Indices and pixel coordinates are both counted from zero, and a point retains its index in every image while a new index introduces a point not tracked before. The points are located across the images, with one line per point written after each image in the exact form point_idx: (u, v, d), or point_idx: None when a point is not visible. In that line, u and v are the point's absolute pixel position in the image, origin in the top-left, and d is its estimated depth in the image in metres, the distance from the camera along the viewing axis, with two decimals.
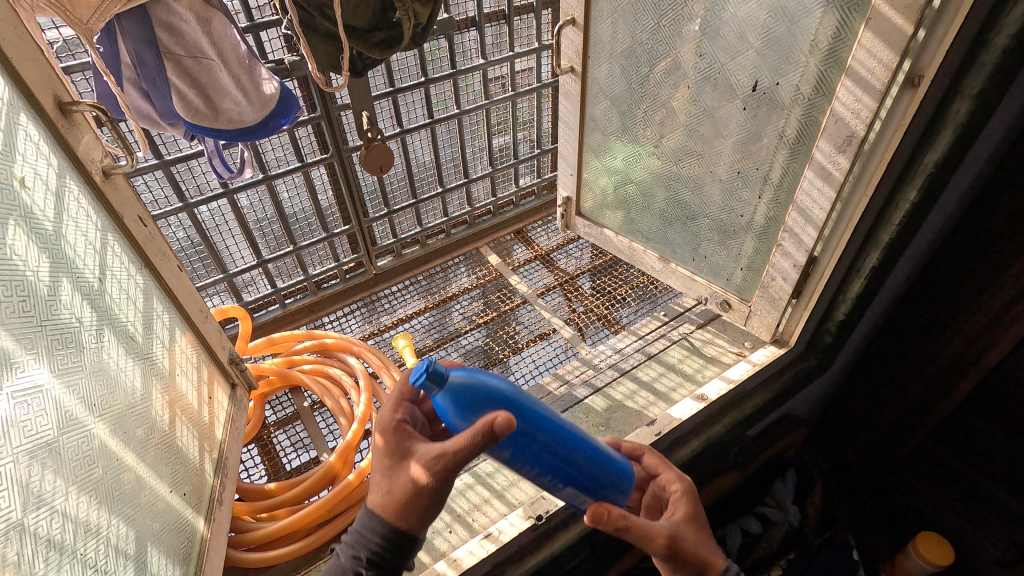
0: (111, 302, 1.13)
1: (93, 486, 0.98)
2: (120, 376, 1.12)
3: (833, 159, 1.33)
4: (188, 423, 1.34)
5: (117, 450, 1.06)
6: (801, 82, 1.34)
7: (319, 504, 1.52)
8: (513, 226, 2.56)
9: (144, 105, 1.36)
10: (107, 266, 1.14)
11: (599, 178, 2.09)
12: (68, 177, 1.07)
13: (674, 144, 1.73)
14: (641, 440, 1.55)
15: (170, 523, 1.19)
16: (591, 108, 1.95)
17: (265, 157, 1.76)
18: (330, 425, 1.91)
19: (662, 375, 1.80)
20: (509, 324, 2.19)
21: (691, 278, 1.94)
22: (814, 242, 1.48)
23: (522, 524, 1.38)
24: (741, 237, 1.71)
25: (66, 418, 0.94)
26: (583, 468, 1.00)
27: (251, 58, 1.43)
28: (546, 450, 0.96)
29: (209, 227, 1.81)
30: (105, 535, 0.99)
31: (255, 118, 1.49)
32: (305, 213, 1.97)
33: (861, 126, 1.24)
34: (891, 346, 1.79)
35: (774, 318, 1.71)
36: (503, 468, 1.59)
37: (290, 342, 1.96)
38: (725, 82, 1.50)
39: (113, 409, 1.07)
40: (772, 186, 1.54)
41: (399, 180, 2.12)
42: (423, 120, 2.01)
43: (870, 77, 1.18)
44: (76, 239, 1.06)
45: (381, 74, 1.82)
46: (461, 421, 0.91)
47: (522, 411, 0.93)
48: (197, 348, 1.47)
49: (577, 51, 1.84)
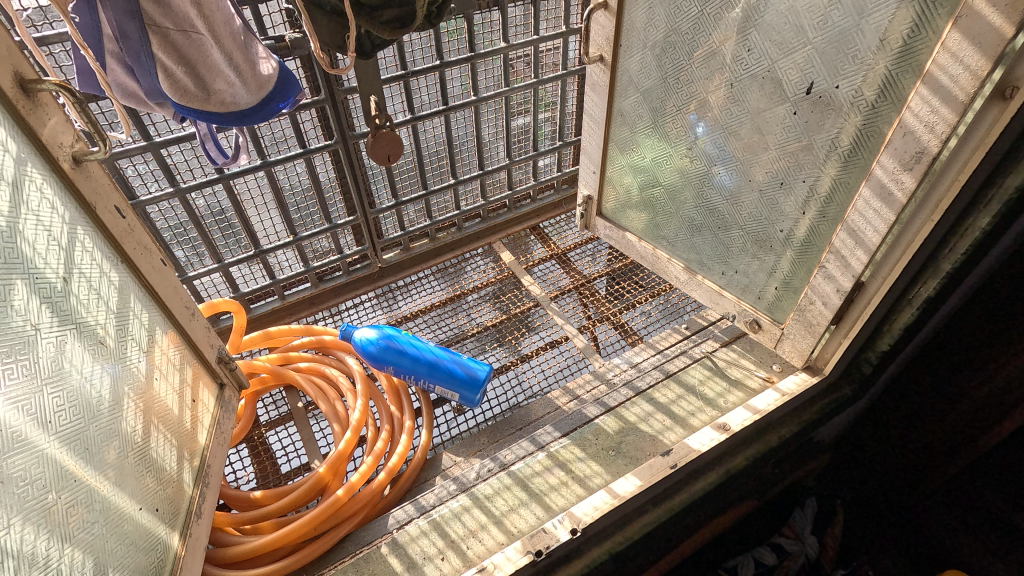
0: (76, 303, 1.03)
1: (41, 514, 0.88)
2: (83, 385, 1.01)
3: (896, 177, 1.17)
4: (165, 431, 1.24)
5: (74, 469, 0.96)
6: (863, 86, 1.17)
7: (306, 519, 1.42)
8: (530, 221, 2.42)
9: (127, 82, 1.24)
10: (73, 264, 1.03)
11: (624, 177, 1.92)
12: (29, 164, 0.95)
13: (709, 145, 1.57)
14: (655, 472, 1.43)
15: (137, 543, 1.11)
16: (620, 101, 1.77)
17: (264, 142, 1.64)
18: (325, 428, 1.81)
19: (681, 398, 1.66)
20: (519, 328, 2.06)
21: (718, 293, 1.78)
22: (864, 267, 1.32)
23: (519, 561, 1.27)
24: (778, 252, 1.55)
25: (11, 439, 0.84)
26: (454, 380, 1.70)
27: (246, 34, 1.30)
28: (421, 365, 1.71)
29: (203, 213, 1.70)
30: (55, 567, 0.89)
31: (251, 100, 1.36)
32: (307, 199, 1.84)
33: (935, 142, 1.08)
34: (939, 378, 1.63)
35: (809, 345, 1.56)
36: (503, 491, 1.48)
37: (287, 336, 1.85)
38: (774, 80, 1.32)
39: (71, 424, 0.97)
40: (818, 200, 1.38)
41: (409, 169, 1.98)
42: (437, 107, 1.86)
43: (952, 85, 1.01)
44: (36, 236, 0.95)
45: (392, 55, 1.67)
46: (367, 356, 1.75)
47: (405, 360, 1.72)
48: (181, 347, 1.37)
49: (607, 38, 1.66)
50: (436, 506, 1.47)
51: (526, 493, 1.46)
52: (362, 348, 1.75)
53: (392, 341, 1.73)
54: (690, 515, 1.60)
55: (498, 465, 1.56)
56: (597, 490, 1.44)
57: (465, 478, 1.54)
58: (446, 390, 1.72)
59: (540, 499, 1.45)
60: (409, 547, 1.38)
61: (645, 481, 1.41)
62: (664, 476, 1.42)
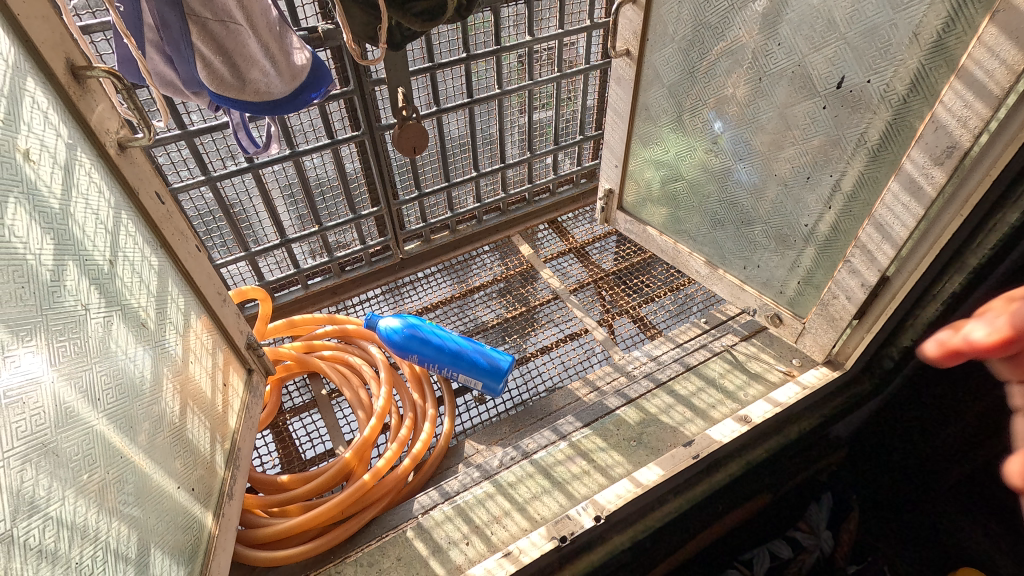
0: (121, 285, 1.05)
1: (91, 487, 0.91)
2: (128, 365, 1.04)
3: (926, 171, 1.17)
4: (199, 413, 1.27)
5: (120, 446, 0.99)
6: (894, 80, 1.17)
7: (334, 503, 1.44)
8: (548, 214, 2.43)
9: (166, 70, 1.27)
10: (118, 247, 1.06)
11: (645, 171, 1.93)
12: (79, 149, 0.98)
13: (734, 139, 1.57)
14: (677, 461, 1.45)
15: (175, 520, 1.14)
16: (645, 95, 1.77)
17: (293, 132, 1.66)
18: (348, 415, 1.84)
19: (701, 390, 1.67)
20: (538, 320, 2.08)
21: (739, 287, 1.79)
22: (890, 262, 1.33)
23: (544, 546, 1.30)
24: (800, 247, 1.56)
25: (65, 414, 0.87)
26: (477, 369, 1.74)
27: (282, 25, 1.32)
28: (444, 355, 1.75)
29: (232, 202, 1.72)
30: (104, 540, 0.92)
31: (284, 91, 1.38)
32: (332, 189, 1.86)
33: (967, 136, 1.09)
34: (960, 374, 1.63)
35: (830, 339, 1.57)
36: (526, 479, 1.50)
37: (311, 325, 1.87)
38: (803, 75, 1.33)
39: (118, 402, 1.00)
40: (843, 195, 1.39)
41: (432, 161, 2.00)
42: (461, 99, 1.88)
43: (987, 80, 1.02)
44: (85, 219, 0.98)
45: (420, 47, 1.69)
46: (392, 345, 1.78)
47: (428, 350, 1.75)
48: (213, 332, 1.39)
49: (634, 32, 1.66)
50: (461, 492, 1.49)
51: (549, 481, 1.49)
52: (387, 337, 1.79)
53: (416, 331, 1.76)
54: (708, 507, 1.61)
55: (520, 453, 1.58)
56: (619, 479, 1.46)
57: (488, 465, 1.56)
58: (469, 378, 1.76)
59: (562, 487, 1.47)
60: (434, 532, 1.40)
61: (667, 471, 1.43)
62: (686, 466, 1.44)
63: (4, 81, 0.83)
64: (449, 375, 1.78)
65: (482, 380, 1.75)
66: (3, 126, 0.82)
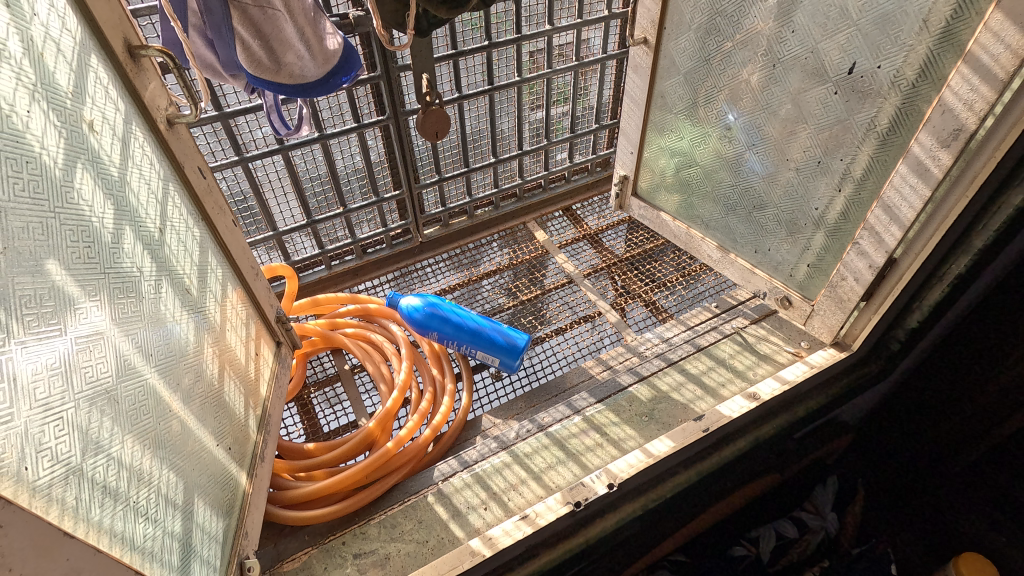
0: (169, 252, 1.13)
1: (146, 435, 0.98)
2: (175, 327, 1.12)
3: (933, 154, 1.22)
4: (235, 378, 1.34)
5: (169, 400, 1.06)
6: (904, 66, 1.22)
7: (359, 468, 1.52)
8: (562, 202, 2.49)
9: (207, 54, 1.34)
10: (167, 217, 1.13)
11: (659, 158, 1.98)
12: (134, 123, 1.05)
13: (747, 126, 1.62)
14: (687, 435, 1.51)
15: (215, 475, 1.21)
16: (661, 83, 1.82)
17: (322, 115, 1.73)
18: (369, 390, 1.92)
19: (711, 369, 1.73)
20: (552, 303, 2.14)
21: (750, 271, 1.84)
22: (897, 244, 1.38)
23: (560, 510, 1.37)
24: (810, 232, 1.61)
25: (126, 366, 0.95)
26: (494, 348, 1.81)
27: (316, 11, 1.38)
28: (463, 332, 1.82)
29: (262, 183, 1.80)
30: (155, 484, 1.00)
31: (317, 73, 1.44)
32: (357, 172, 1.94)
33: (973, 119, 1.13)
34: (964, 357, 1.68)
35: (838, 321, 1.62)
36: (542, 450, 1.56)
37: (334, 304, 1.94)
38: (815, 62, 1.37)
39: (167, 360, 1.08)
40: (853, 179, 1.44)
41: (452, 147, 2.07)
42: (482, 86, 1.94)
43: (993, 64, 1.07)
44: (139, 188, 1.05)
45: (444, 35, 1.75)
46: (413, 323, 1.86)
47: (448, 328, 1.82)
48: (246, 304, 1.47)
49: (652, 21, 1.71)
50: (479, 461, 1.56)
51: (564, 452, 1.55)
52: (408, 314, 1.86)
53: (436, 310, 1.83)
54: (716, 482, 1.67)
55: (536, 426, 1.64)
56: (631, 451, 1.52)
57: (504, 437, 1.62)
58: (486, 355, 1.82)
59: (576, 458, 1.53)
60: (453, 497, 1.47)
61: (678, 443, 1.49)
62: (696, 439, 1.50)
63: (73, 56, 0.90)
64: (468, 353, 1.85)
65: (499, 358, 1.81)
66: (71, 98, 0.89)
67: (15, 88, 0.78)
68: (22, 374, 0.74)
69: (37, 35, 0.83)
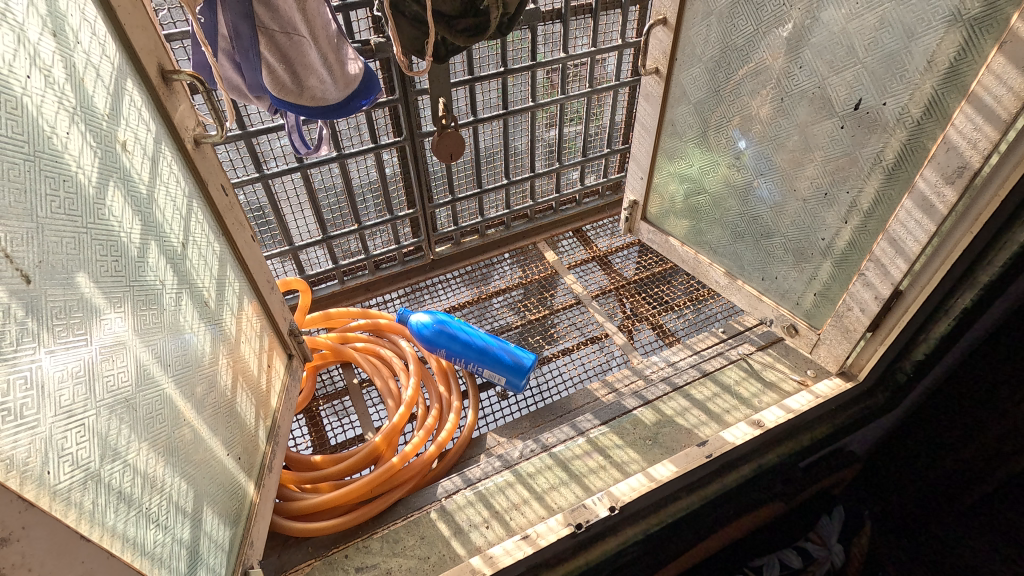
0: (190, 266, 1.17)
1: (161, 443, 1.02)
2: (192, 337, 1.15)
3: (938, 190, 1.24)
4: (247, 389, 1.37)
5: (183, 410, 1.09)
6: (910, 104, 1.24)
7: (363, 481, 1.54)
8: (573, 223, 2.52)
9: (235, 76, 1.40)
10: (189, 232, 1.17)
11: (669, 184, 2.00)
12: (163, 143, 1.11)
13: (756, 156, 1.65)
14: (690, 460, 1.52)
15: (224, 484, 1.24)
16: (672, 112, 1.85)
17: (341, 135, 1.79)
18: (377, 404, 1.95)
19: (717, 396, 1.73)
20: (559, 323, 2.16)
21: (757, 298, 1.85)
22: (902, 276, 1.39)
23: (561, 531, 1.38)
24: (817, 261, 1.62)
25: (145, 375, 0.98)
26: (500, 366, 1.83)
27: (339, 37, 1.44)
28: (471, 350, 1.84)
29: (281, 199, 1.86)
30: (167, 492, 1.03)
31: (338, 97, 1.49)
32: (372, 190, 2.00)
33: (977, 157, 1.16)
34: (972, 390, 1.68)
35: (844, 350, 1.63)
36: (545, 471, 1.57)
37: (345, 318, 1.98)
38: (822, 97, 1.40)
39: (184, 371, 1.11)
40: (860, 211, 1.45)
41: (466, 167, 2.12)
42: (497, 110, 2.00)
43: (995, 105, 1.10)
44: (165, 204, 1.10)
45: (461, 61, 1.82)
46: (422, 339, 1.89)
47: (456, 346, 1.85)
48: (261, 316, 1.50)
49: (663, 52, 1.75)
50: (483, 479, 1.58)
51: (567, 474, 1.56)
52: (417, 331, 1.89)
53: (445, 328, 1.86)
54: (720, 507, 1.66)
55: (540, 446, 1.66)
56: (634, 474, 1.53)
57: (508, 456, 1.64)
58: (493, 373, 1.85)
59: (579, 479, 1.54)
60: (456, 514, 1.48)
61: (681, 468, 1.50)
62: (698, 464, 1.51)
63: (110, 81, 0.95)
64: (475, 369, 1.87)
65: (506, 377, 1.84)
66: (107, 120, 0.94)
67: (57, 111, 0.83)
68: (49, 380, 0.78)
69: (79, 62, 0.88)
